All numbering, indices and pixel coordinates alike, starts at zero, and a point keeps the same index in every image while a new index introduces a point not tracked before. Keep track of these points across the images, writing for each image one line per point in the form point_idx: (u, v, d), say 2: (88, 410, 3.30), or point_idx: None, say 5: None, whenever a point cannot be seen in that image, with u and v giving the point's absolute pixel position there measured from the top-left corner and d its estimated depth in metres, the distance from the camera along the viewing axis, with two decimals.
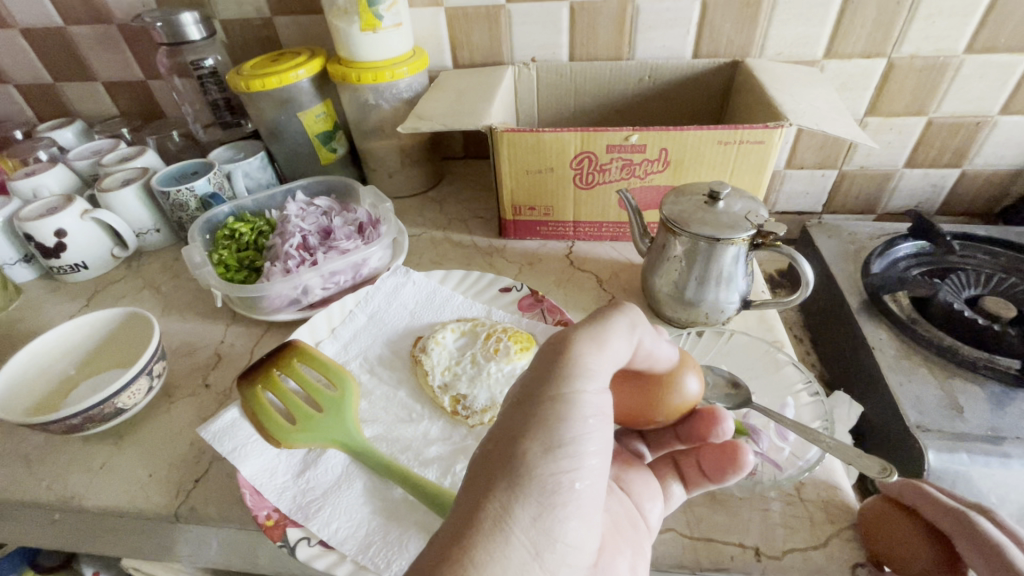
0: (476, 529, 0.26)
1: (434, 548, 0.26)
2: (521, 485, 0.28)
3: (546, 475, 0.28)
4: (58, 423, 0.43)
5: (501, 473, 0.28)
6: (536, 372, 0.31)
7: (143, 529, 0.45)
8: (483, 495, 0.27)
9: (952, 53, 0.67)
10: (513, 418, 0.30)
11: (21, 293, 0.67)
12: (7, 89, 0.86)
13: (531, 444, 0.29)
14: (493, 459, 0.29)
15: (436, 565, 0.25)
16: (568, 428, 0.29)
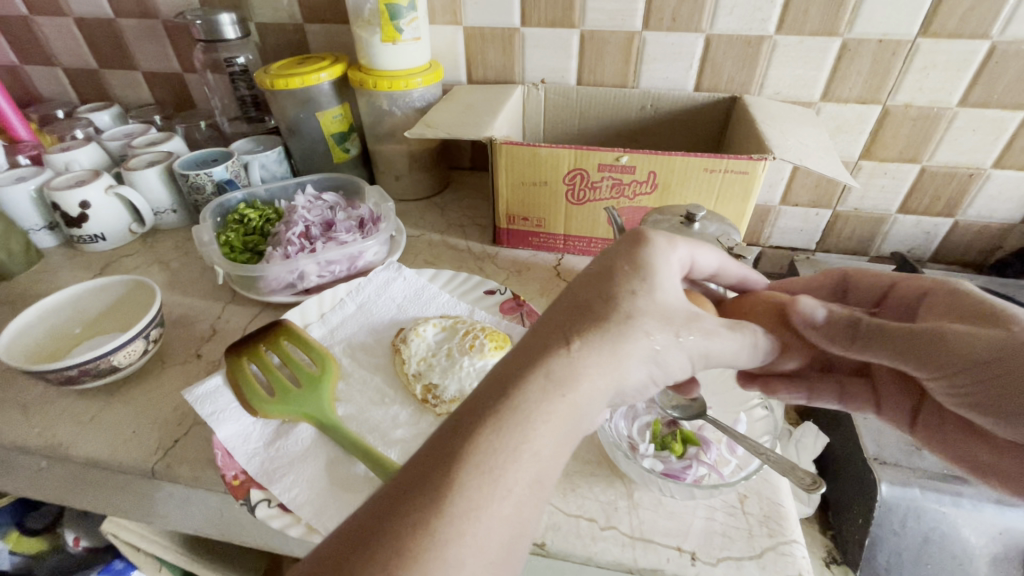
0: (582, 347, 0.32)
1: (544, 335, 0.33)
2: (582, 368, 0.31)
3: (603, 367, 0.32)
4: (57, 372, 0.46)
5: (595, 333, 0.32)
6: (603, 274, 0.35)
7: (122, 482, 0.48)
8: (545, 366, 0.31)
9: (946, 104, 0.69)
10: (577, 319, 0.33)
11: (42, 258, 0.72)
12: (55, 72, 0.93)
13: (594, 342, 0.32)
14: (560, 341, 0.32)
15: (491, 405, 0.30)
16: (675, 341, 0.34)
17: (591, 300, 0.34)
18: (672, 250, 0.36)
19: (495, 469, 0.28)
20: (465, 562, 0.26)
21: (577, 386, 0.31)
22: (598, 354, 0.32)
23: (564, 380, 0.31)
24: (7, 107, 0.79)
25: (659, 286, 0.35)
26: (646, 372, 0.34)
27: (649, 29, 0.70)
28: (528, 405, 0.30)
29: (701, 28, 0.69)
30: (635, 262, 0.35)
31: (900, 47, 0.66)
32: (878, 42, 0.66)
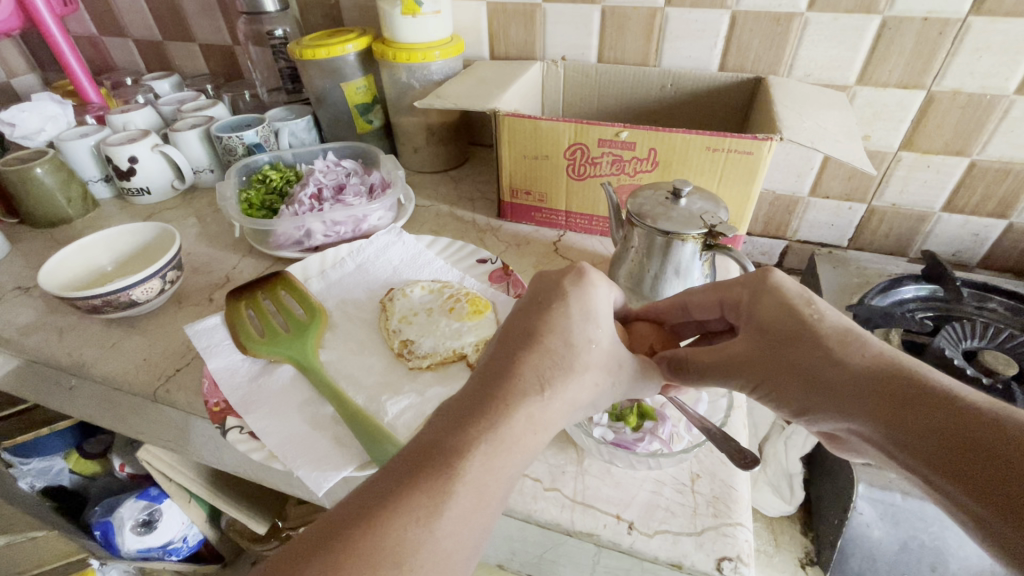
0: (559, 381, 0.33)
1: (516, 361, 0.33)
2: (553, 405, 0.32)
3: (566, 402, 0.33)
4: (83, 300, 0.51)
5: (564, 366, 0.34)
6: (545, 307, 0.36)
7: (132, 404, 0.53)
8: (517, 398, 0.31)
9: (1001, 92, 0.61)
10: (541, 355, 0.33)
11: (97, 206, 0.80)
12: (127, 43, 1.02)
13: (561, 379, 0.33)
14: (530, 375, 0.33)
15: (470, 426, 0.30)
16: (608, 376, 0.36)
17: (552, 341, 0.34)
18: (605, 290, 0.38)
19: (481, 483, 0.28)
20: (449, 560, 0.27)
21: (549, 416, 0.32)
22: (566, 387, 0.33)
23: (541, 410, 0.32)
24: (81, 73, 0.88)
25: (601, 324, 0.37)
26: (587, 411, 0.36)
27: (671, 5, 0.68)
28: (516, 430, 0.30)
29: (727, 4, 0.66)
30: (588, 309, 0.36)
31: (948, 26, 0.59)
32: (923, 20, 0.59)
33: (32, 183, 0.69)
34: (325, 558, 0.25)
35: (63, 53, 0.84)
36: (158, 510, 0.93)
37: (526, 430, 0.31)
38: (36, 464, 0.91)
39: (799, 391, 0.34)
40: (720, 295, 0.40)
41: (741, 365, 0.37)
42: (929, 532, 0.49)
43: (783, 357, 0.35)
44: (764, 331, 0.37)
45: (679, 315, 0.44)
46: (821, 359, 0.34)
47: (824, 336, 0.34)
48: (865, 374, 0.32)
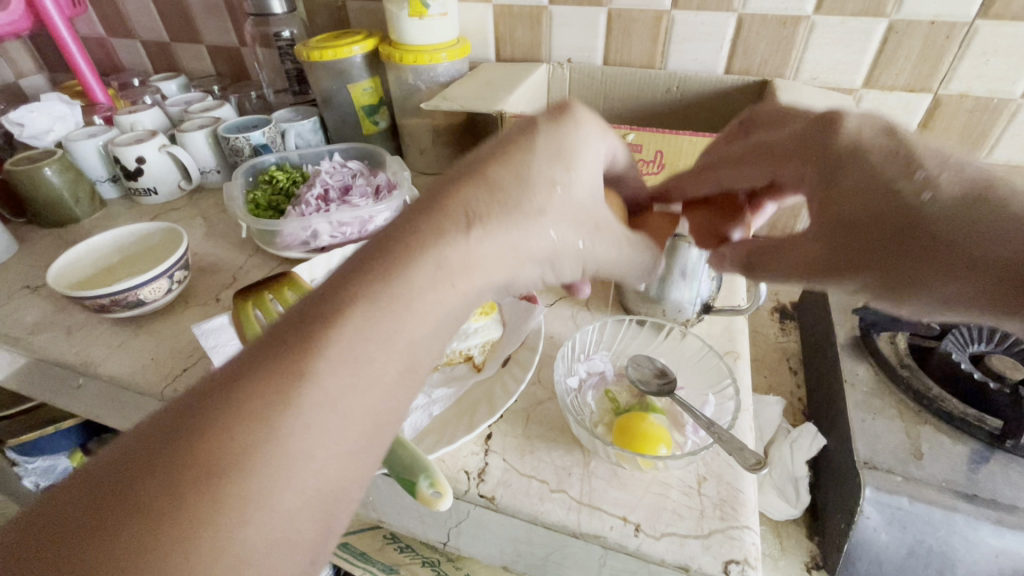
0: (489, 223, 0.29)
1: (443, 199, 0.29)
2: (479, 247, 0.28)
3: (500, 249, 0.29)
4: (92, 300, 0.52)
5: (497, 207, 0.29)
6: (510, 149, 0.31)
7: (139, 403, 0.53)
8: (431, 244, 0.27)
9: (1008, 95, 0.61)
10: (479, 201, 0.29)
11: (105, 206, 0.80)
12: (134, 44, 1.02)
13: (495, 223, 0.29)
14: (457, 219, 0.28)
15: (368, 272, 0.26)
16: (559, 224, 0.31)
17: (494, 182, 0.30)
18: (597, 133, 0.34)
19: (366, 337, 0.25)
20: (323, 425, 0.23)
21: (473, 263, 0.28)
22: (500, 229, 0.29)
23: (460, 254, 0.28)
24: (89, 74, 0.89)
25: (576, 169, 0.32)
26: (542, 270, 0.33)
27: (678, 8, 0.68)
28: (427, 274, 0.27)
29: (733, 7, 0.66)
30: (560, 146, 0.32)
31: (955, 30, 0.59)
32: (930, 24, 0.59)
33: (40, 183, 0.70)
34: (164, 447, 0.22)
35: (71, 54, 0.85)
36: None
37: (446, 275, 0.27)
38: (40, 463, 0.90)
39: (913, 272, 0.28)
40: (773, 169, 0.37)
41: (819, 259, 0.32)
42: (937, 537, 0.49)
43: (902, 248, 0.28)
44: (848, 223, 0.30)
45: (707, 188, 0.43)
46: (939, 236, 0.27)
47: (936, 216, 0.27)
48: (1009, 231, 0.25)
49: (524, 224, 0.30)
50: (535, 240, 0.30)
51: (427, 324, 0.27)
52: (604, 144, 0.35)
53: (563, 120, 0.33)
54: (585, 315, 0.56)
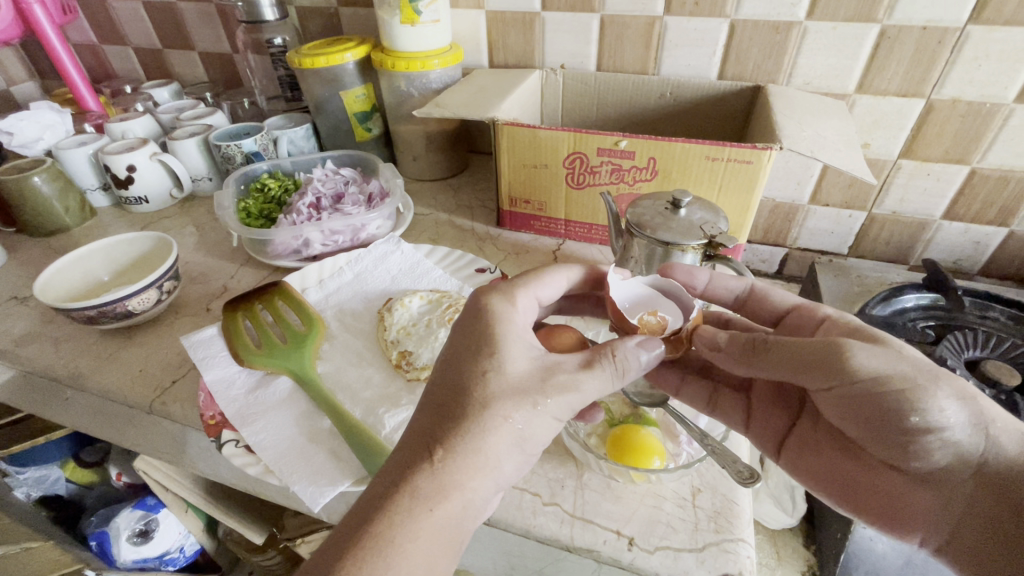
0: (457, 434, 0.32)
1: (416, 429, 0.34)
2: (447, 468, 0.31)
3: (471, 464, 0.32)
4: (78, 311, 0.51)
5: (456, 423, 0.33)
6: (468, 355, 0.35)
7: (127, 416, 0.53)
8: (409, 468, 0.32)
9: (1000, 100, 0.61)
10: (443, 412, 0.33)
11: (95, 215, 0.80)
12: (127, 51, 1.02)
13: (459, 434, 0.32)
14: (434, 438, 0.32)
15: (365, 511, 0.31)
16: (518, 405, 0.33)
17: (446, 394, 0.34)
18: (507, 312, 0.38)
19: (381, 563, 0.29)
20: None
21: (451, 483, 0.31)
22: (460, 434, 0.32)
23: (441, 477, 0.31)
24: (80, 82, 0.88)
25: (508, 357, 0.35)
26: (519, 456, 0.34)
27: (670, 14, 0.68)
28: (408, 506, 0.30)
29: (725, 12, 0.66)
30: (485, 336, 0.36)
31: (947, 35, 0.59)
32: (922, 29, 0.59)
33: (29, 192, 0.69)
34: None
35: (61, 62, 0.84)
36: (155, 520, 0.92)
37: (421, 491, 0.31)
38: (31, 472, 0.91)
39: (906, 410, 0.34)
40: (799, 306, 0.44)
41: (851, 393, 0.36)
42: None
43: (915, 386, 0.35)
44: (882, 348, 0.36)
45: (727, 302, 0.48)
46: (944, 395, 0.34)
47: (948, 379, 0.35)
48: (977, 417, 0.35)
49: (486, 423, 0.33)
50: (502, 427, 0.33)
51: (429, 534, 0.30)
52: (518, 315, 0.39)
53: (484, 321, 0.37)
54: (578, 323, 0.55)
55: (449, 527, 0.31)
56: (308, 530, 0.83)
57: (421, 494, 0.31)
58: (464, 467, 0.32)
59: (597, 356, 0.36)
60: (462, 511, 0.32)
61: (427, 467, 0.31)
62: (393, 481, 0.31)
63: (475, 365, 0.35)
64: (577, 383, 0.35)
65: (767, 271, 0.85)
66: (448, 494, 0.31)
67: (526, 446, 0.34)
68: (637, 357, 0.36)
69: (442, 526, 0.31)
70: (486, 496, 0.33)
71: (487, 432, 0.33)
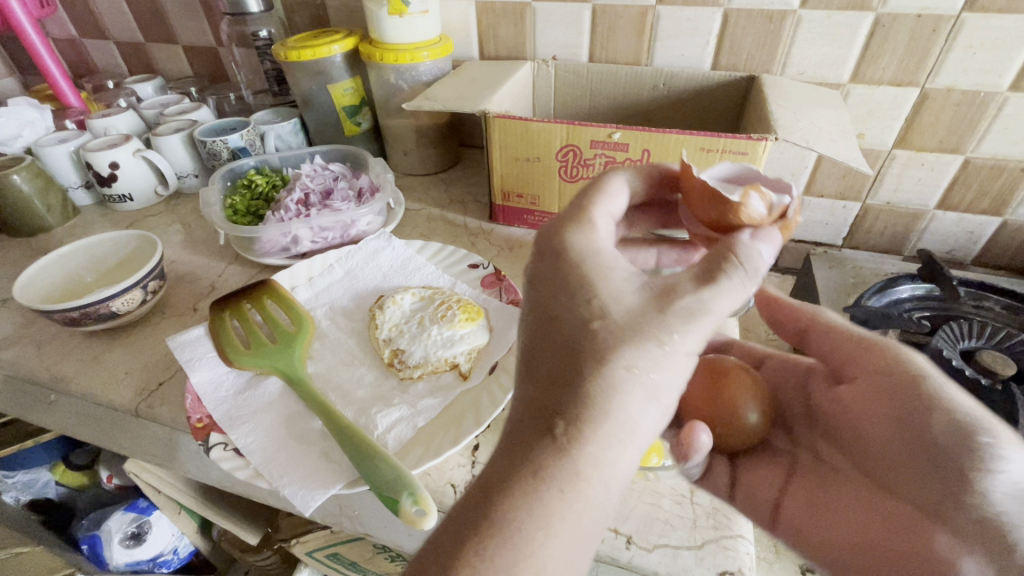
0: (581, 392, 0.29)
1: (538, 391, 0.31)
2: (587, 436, 0.29)
3: (608, 424, 0.29)
4: (61, 313, 0.50)
5: (577, 379, 0.30)
6: (567, 299, 0.32)
7: (113, 419, 0.52)
8: (541, 434, 0.29)
9: (994, 88, 0.61)
10: (559, 372, 0.30)
11: (79, 214, 0.78)
12: (109, 45, 1.00)
13: (584, 393, 0.29)
14: (555, 408, 0.30)
15: (505, 489, 0.29)
16: (641, 345, 0.30)
17: (560, 350, 0.31)
18: (598, 248, 0.34)
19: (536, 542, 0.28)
20: None
21: (591, 450, 0.29)
22: (582, 392, 0.29)
23: (581, 448, 0.29)
24: (60, 77, 0.86)
25: (615, 293, 0.31)
26: (650, 406, 0.31)
27: (663, 4, 0.67)
28: (551, 479, 0.28)
29: (718, 2, 0.65)
30: (584, 277, 0.32)
31: (941, 23, 0.58)
32: (916, 17, 0.59)
33: (9, 191, 0.67)
34: None
35: (40, 56, 0.82)
36: (147, 522, 0.90)
37: (555, 463, 0.29)
38: (20, 476, 0.89)
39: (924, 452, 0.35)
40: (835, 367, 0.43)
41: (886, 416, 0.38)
42: None
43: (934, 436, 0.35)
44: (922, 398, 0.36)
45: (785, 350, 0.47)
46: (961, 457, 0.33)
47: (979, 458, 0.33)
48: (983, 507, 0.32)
49: (607, 375, 0.29)
50: (627, 373, 0.29)
51: (576, 508, 0.29)
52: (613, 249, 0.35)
53: (572, 263, 0.33)
54: None
55: (590, 500, 0.29)
56: (302, 530, 0.81)
57: (553, 463, 0.29)
58: (595, 430, 0.29)
59: (718, 267, 0.32)
60: (600, 480, 0.30)
61: (556, 434, 0.29)
62: (526, 451, 0.29)
63: (578, 318, 0.31)
64: (702, 309, 0.31)
65: None
66: (585, 462, 0.29)
67: (657, 394, 0.31)
68: (759, 255, 0.33)
69: (583, 502, 0.29)
70: (625, 457, 0.31)
71: (613, 385, 0.29)
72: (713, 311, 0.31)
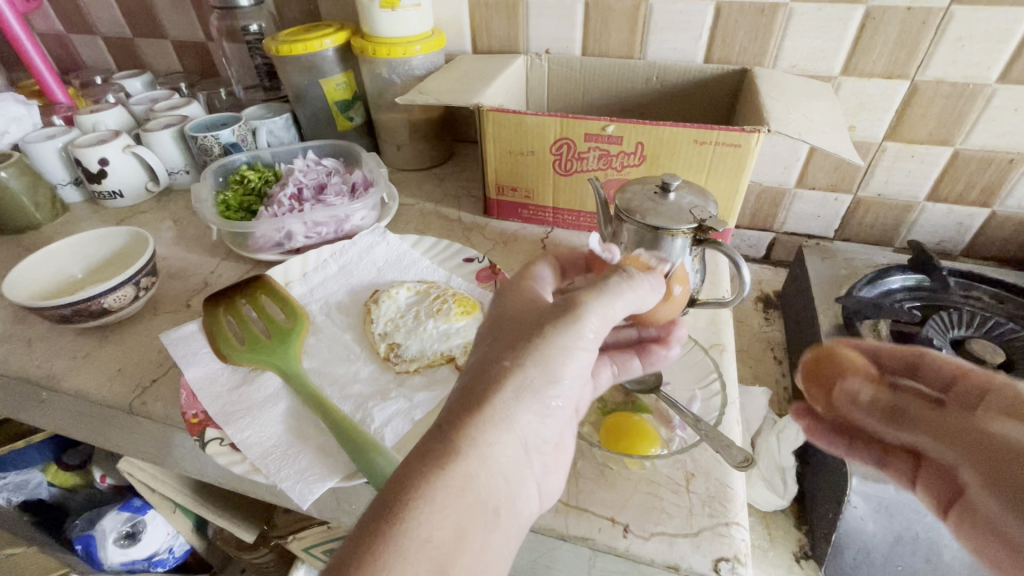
0: (482, 388, 0.32)
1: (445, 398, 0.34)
2: (479, 423, 0.31)
3: (503, 415, 0.32)
4: (51, 310, 0.49)
5: (483, 380, 0.33)
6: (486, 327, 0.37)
7: (107, 416, 0.51)
8: (441, 429, 0.31)
9: (983, 80, 0.61)
10: (467, 377, 0.34)
11: (68, 211, 0.77)
12: (95, 40, 0.98)
13: (484, 387, 0.32)
14: (459, 405, 0.32)
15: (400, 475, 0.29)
16: (537, 348, 0.33)
17: (470, 362, 0.35)
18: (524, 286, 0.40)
19: (422, 518, 0.28)
20: None
21: (483, 438, 0.31)
22: (482, 389, 0.32)
23: (474, 438, 0.31)
24: (47, 73, 0.85)
25: (520, 312, 0.36)
26: (547, 406, 0.33)
27: None
28: (443, 464, 0.29)
29: None
30: (503, 306, 0.37)
31: (931, 15, 0.59)
32: (907, 10, 0.59)
33: None
34: None
35: (26, 51, 0.81)
36: (142, 521, 0.90)
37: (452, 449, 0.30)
38: (12, 477, 0.88)
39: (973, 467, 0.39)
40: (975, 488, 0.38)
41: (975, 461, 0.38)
42: (924, 525, 0.51)
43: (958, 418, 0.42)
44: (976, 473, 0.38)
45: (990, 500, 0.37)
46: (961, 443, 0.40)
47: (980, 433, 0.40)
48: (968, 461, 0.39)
49: (507, 372, 0.33)
50: (522, 371, 0.33)
51: (463, 490, 0.29)
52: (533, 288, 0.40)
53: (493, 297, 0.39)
54: None
55: (482, 492, 0.30)
56: (299, 526, 0.81)
57: (450, 449, 0.30)
58: (491, 423, 0.31)
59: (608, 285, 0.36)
60: (492, 473, 0.31)
61: (454, 427, 0.31)
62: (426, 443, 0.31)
63: (493, 334, 0.36)
64: (590, 320, 0.34)
65: (755, 256, 0.85)
66: (479, 448, 0.31)
67: (552, 392, 0.33)
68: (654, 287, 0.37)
69: (475, 491, 0.30)
70: (522, 459, 0.33)
71: (507, 380, 0.32)
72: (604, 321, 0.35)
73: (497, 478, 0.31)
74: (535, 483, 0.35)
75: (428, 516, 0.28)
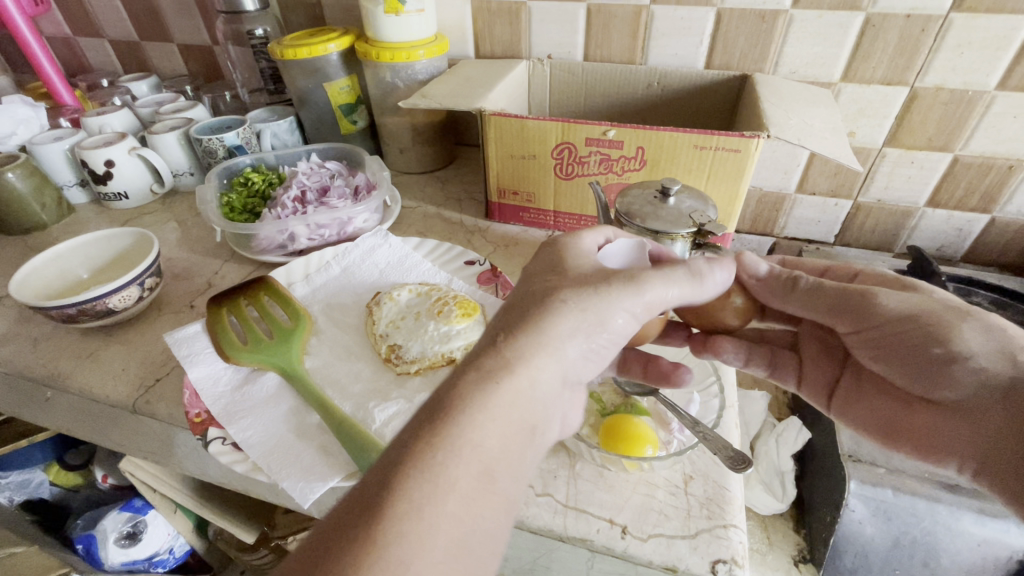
0: (530, 318, 0.32)
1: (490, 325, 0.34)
2: (526, 346, 0.31)
3: (549, 345, 0.32)
4: (57, 310, 0.50)
5: (531, 311, 0.33)
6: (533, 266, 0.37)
7: (110, 415, 0.52)
8: (487, 351, 0.31)
9: (982, 87, 0.62)
10: (515, 309, 0.34)
11: (73, 212, 0.78)
12: (102, 43, 0.99)
13: (532, 318, 0.32)
14: (507, 332, 0.32)
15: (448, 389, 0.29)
16: (588, 292, 0.34)
17: (518, 295, 0.35)
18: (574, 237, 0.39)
19: (471, 429, 0.28)
20: (443, 509, 0.26)
21: (529, 361, 0.31)
22: (529, 321, 0.32)
23: (521, 363, 0.31)
24: (55, 76, 0.86)
25: (573, 260, 0.36)
26: (591, 341, 0.34)
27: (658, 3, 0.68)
28: (488, 381, 0.29)
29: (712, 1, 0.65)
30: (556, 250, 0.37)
31: (930, 23, 0.59)
32: (906, 17, 0.60)
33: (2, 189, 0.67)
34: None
35: (34, 54, 0.82)
36: (143, 521, 0.90)
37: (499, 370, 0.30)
38: (14, 476, 0.88)
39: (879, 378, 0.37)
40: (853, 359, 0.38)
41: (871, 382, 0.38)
42: (921, 528, 0.52)
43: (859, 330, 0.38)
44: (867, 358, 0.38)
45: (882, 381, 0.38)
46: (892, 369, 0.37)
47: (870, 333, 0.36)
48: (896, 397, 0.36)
49: (557, 308, 0.33)
50: (572, 310, 0.33)
51: (509, 408, 0.29)
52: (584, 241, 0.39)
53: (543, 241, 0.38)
54: None
55: (525, 415, 0.30)
56: (300, 527, 0.82)
57: (497, 370, 0.30)
58: (536, 352, 0.32)
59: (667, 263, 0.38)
60: (534, 398, 0.31)
61: (500, 351, 0.31)
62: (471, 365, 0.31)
63: (545, 274, 0.36)
64: (648, 281, 0.35)
65: None
66: (523, 375, 0.31)
67: (599, 333, 0.34)
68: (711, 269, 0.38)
69: (517, 412, 0.30)
70: (558, 391, 0.33)
71: (556, 315, 0.33)
72: (663, 291, 0.36)
73: (537, 403, 0.31)
74: (564, 421, 0.35)
75: (476, 426, 0.28)
